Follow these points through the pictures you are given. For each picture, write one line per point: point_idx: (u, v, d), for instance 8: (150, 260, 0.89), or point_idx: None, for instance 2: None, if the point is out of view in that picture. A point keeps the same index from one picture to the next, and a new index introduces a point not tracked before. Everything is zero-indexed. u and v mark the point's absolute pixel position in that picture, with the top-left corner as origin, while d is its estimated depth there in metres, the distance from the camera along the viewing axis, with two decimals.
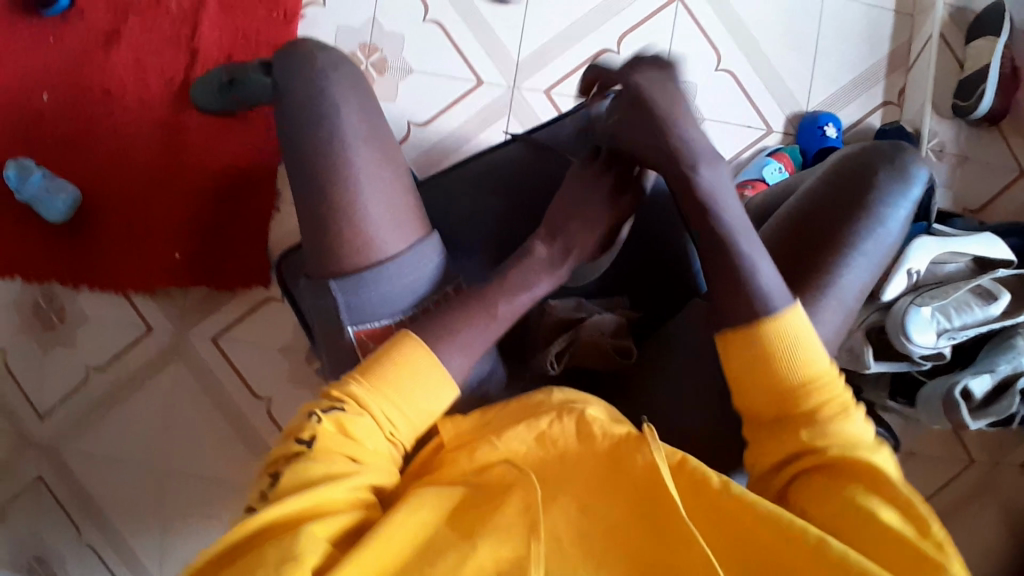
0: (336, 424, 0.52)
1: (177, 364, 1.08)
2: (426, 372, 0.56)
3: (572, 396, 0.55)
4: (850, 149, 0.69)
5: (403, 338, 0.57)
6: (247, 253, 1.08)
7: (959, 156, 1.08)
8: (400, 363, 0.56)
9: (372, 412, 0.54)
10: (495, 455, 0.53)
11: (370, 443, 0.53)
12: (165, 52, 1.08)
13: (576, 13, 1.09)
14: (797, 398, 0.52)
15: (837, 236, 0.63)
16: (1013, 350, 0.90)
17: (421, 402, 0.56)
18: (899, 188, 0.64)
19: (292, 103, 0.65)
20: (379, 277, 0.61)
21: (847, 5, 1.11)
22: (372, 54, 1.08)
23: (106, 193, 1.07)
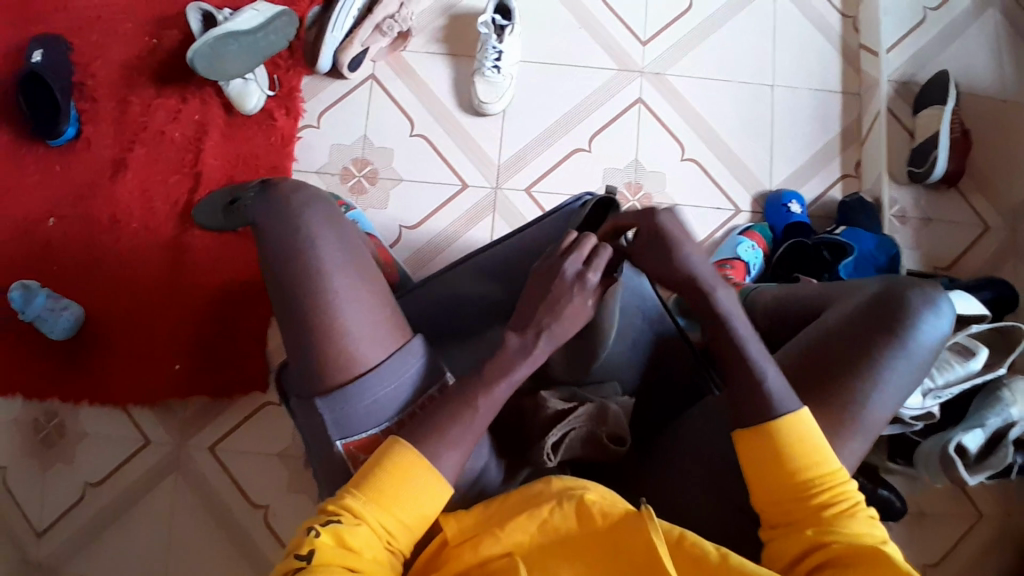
0: (334, 536, 0.55)
1: (177, 476, 1.08)
2: (421, 478, 0.59)
3: (570, 483, 0.60)
4: (884, 281, 0.73)
5: (394, 444, 0.60)
6: (246, 361, 1.10)
7: (922, 219, 1.14)
8: (395, 470, 0.59)
9: (368, 522, 0.57)
10: (499, 546, 0.57)
11: (369, 553, 0.55)
12: (168, 177, 1.15)
13: (550, 115, 1.18)
14: (809, 493, 0.59)
15: (863, 365, 0.67)
16: (1001, 402, 0.92)
17: (417, 508, 0.58)
18: (929, 320, 0.69)
19: (295, 216, 0.69)
20: (364, 391, 0.65)
21: (797, 93, 1.20)
22: (363, 167, 1.16)
23: (109, 312, 1.11)
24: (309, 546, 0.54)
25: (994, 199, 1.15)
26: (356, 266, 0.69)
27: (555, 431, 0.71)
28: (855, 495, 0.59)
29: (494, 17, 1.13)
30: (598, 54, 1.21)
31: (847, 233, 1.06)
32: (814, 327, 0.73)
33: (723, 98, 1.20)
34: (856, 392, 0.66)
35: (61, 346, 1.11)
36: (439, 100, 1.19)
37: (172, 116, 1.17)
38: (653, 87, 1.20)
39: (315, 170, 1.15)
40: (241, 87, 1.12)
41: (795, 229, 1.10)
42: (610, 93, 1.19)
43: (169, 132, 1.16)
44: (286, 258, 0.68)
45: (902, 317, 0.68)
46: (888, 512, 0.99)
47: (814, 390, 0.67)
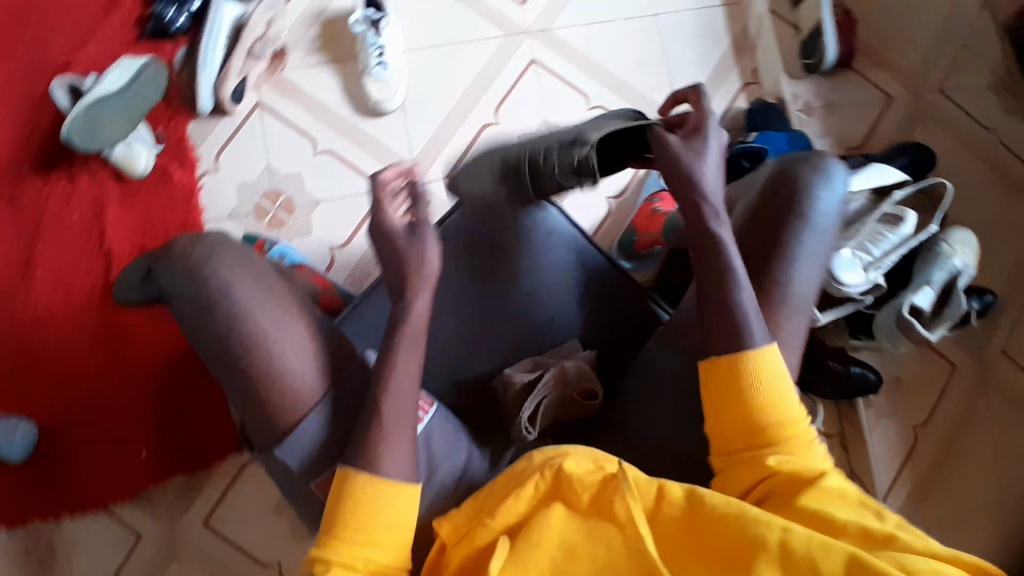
0: None
1: (179, 560, 1.06)
2: (385, 497, 0.57)
3: (550, 453, 0.60)
4: (775, 163, 0.75)
5: (346, 475, 0.58)
6: (215, 425, 1.08)
7: (828, 106, 1.17)
8: (349, 501, 0.57)
9: (337, 562, 0.55)
10: (495, 531, 0.57)
11: None
12: (81, 266, 1.10)
13: (450, 99, 1.16)
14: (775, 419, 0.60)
15: (780, 246, 0.68)
16: (942, 257, 0.96)
17: (383, 527, 0.57)
18: (825, 189, 0.70)
19: (207, 269, 0.66)
20: (319, 425, 0.64)
21: (681, 16, 1.21)
22: (277, 198, 1.13)
23: (61, 418, 1.07)
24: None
25: (889, 69, 1.18)
26: (282, 298, 0.66)
27: (527, 401, 0.70)
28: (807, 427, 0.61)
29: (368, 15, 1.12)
30: (479, 27, 1.19)
31: (760, 138, 1.07)
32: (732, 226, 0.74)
33: (609, 40, 1.20)
34: (778, 277, 0.68)
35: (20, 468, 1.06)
36: (335, 113, 1.16)
37: (66, 202, 1.12)
38: (542, 46, 1.19)
39: (227, 216, 1.12)
40: (126, 150, 1.08)
41: None
42: (501, 63, 1.18)
43: (68, 218, 1.11)
44: (211, 315, 0.65)
45: (801, 191, 0.70)
46: (865, 386, 1.03)
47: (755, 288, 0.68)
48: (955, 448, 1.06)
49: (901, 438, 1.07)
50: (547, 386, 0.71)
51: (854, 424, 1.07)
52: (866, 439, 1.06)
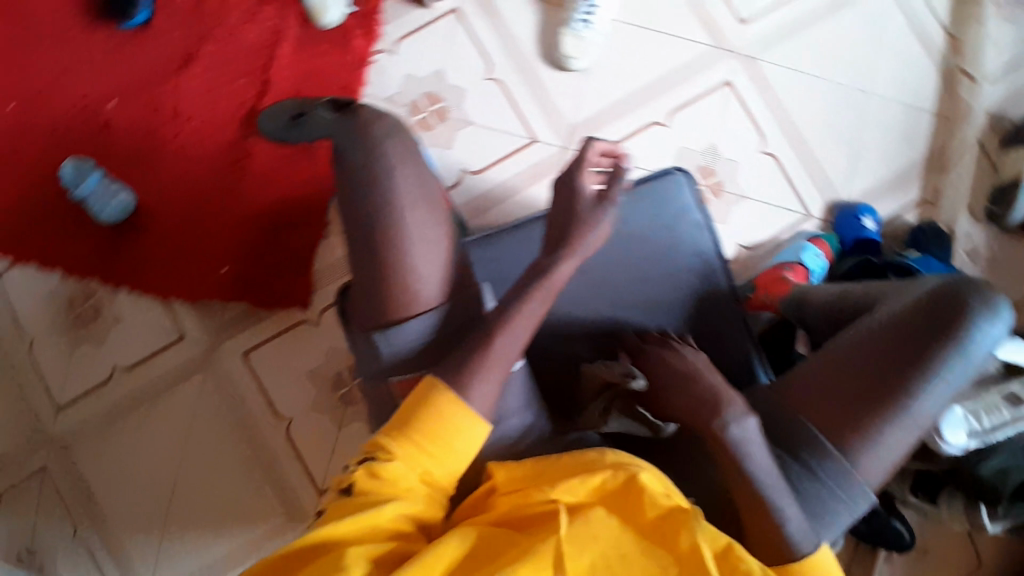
0: (367, 470, 0.60)
1: (200, 378, 1.10)
2: (451, 408, 0.61)
3: (624, 458, 0.63)
4: (932, 278, 0.75)
5: (432, 384, 0.63)
6: (289, 277, 1.10)
7: (991, 259, 1.08)
8: (432, 409, 0.61)
9: (401, 458, 0.60)
10: (551, 494, 0.60)
11: (404, 480, 0.60)
12: (237, 81, 1.13)
13: (638, 80, 1.12)
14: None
15: (921, 362, 0.69)
16: None
17: (455, 452, 0.61)
18: (985, 323, 0.70)
19: (381, 154, 0.74)
20: (420, 329, 0.70)
21: (889, 107, 1.13)
22: (434, 103, 1.13)
23: (160, 203, 1.11)
24: (350, 481, 0.60)
25: None
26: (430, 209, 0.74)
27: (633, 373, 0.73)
28: None
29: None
30: (691, 27, 1.13)
31: (918, 259, 1.00)
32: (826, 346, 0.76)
33: (819, 94, 1.13)
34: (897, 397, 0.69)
35: (115, 165, 1.11)
36: (521, 48, 1.13)
37: (250, 17, 1.14)
38: (746, 73, 1.13)
39: (385, 98, 1.13)
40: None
41: (863, 246, 1.06)
42: (699, 70, 1.12)
43: (244, 34, 1.14)
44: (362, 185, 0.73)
45: (957, 317, 0.70)
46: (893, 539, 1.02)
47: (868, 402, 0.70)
48: None
49: None
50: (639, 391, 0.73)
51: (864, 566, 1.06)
52: None
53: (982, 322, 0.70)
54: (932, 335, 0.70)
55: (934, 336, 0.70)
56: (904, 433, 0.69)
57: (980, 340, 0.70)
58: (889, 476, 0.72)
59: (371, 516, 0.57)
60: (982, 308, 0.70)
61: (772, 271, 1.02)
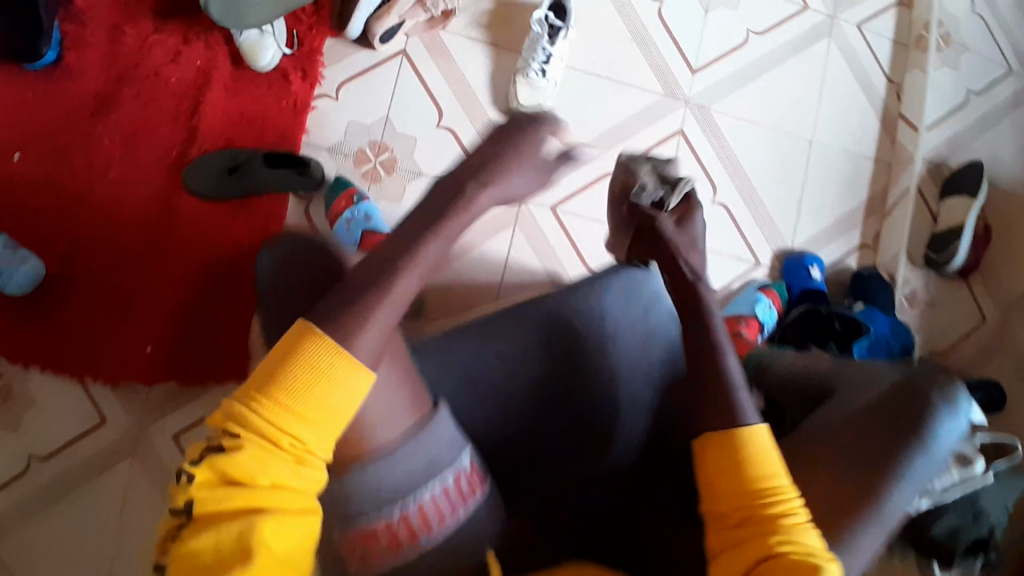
0: (208, 471, 0.44)
1: (131, 461, 1.01)
2: (318, 358, 0.46)
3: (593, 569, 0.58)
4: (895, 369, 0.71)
5: (298, 336, 0.47)
6: (224, 346, 1.01)
7: (928, 302, 1.12)
8: (292, 367, 0.46)
9: (251, 439, 0.44)
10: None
11: (261, 476, 0.44)
12: (160, 129, 1.02)
13: (592, 128, 1.10)
14: (744, 496, 0.51)
15: (889, 455, 0.64)
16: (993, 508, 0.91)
17: (331, 400, 0.46)
18: (949, 416, 0.66)
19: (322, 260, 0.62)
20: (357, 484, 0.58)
21: (833, 154, 1.16)
22: (381, 152, 1.06)
23: (78, 273, 1.00)
24: (185, 494, 0.44)
25: (996, 293, 1.14)
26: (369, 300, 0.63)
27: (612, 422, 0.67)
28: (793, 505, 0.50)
29: (548, 15, 1.04)
30: (644, 75, 1.12)
31: (864, 312, 1.02)
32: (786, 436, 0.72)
33: (768, 143, 1.14)
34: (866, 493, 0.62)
35: (26, 229, 1.00)
36: (472, 93, 1.09)
37: (172, 57, 1.03)
38: (697, 121, 1.13)
39: (327, 147, 1.06)
40: (257, 38, 1.01)
41: (812, 295, 1.07)
42: (651, 120, 1.12)
43: (167, 75, 1.03)
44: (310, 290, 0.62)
45: (923, 410, 0.65)
46: None
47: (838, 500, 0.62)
48: None
49: None
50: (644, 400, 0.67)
51: None
52: None
53: (947, 417, 0.66)
54: (898, 427, 0.65)
55: (899, 433, 0.65)
56: (876, 534, 0.61)
57: (947, 433, 0.65)
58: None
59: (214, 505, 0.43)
60: (946, 400, 0.66)
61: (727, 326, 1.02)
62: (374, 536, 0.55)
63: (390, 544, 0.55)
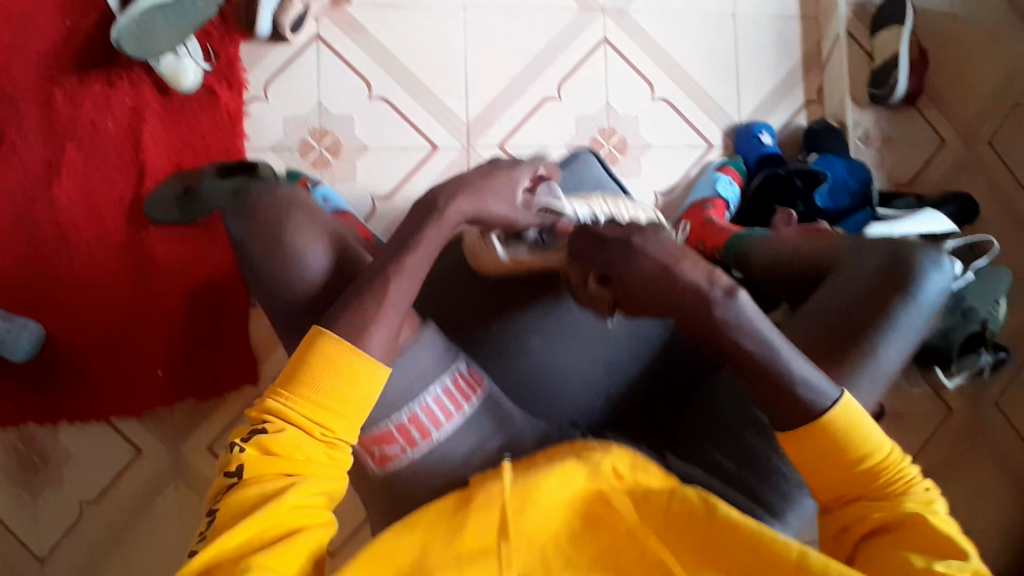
0: (256, 447, 0.55)
1: (176, 485, 1.06)
2: (342, 356, 0.58)
3: (591, 444, 0.64)
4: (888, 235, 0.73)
5: (318, 340, 0.58)
6: (231, 356, 1.06)
7: (883, 138, 1.15)
8: (317, 363, 0.58)
9: (294, 425, 0.56)
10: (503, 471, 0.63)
11: (301, 450, 0.56)
12: (111, 173, 1.04)
13: (520, 61, 1.13)
14: (859, 475, 0.60)
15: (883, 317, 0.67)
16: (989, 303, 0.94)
17: (362, 403, 0.59)
18: (934, 273, 0.69)
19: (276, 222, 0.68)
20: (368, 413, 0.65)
21: (760, 22, 1.18)
22: (323, 138, 1.09)
23: (74, 325, 1.03)
24: (239, 462, 0.55)
25: (949, 113, 1.17)
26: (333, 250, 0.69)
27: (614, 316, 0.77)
28: (911, 473, 0.61)
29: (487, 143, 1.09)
30: None
31: (820, 160, 1.08)
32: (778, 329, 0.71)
33: (689, 31, 1.16)
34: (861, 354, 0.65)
35: (6, 301, 1.02)
36: (395, 58, 1.11)
37: (103, 103, 1.05)
38: (618, 26, 1.15)
39: (271, 147, 1.08)
40: (175, 63, 1.01)
41: (768, 161, 1.13)
42: (574, 36, 1.14)
43: (102, 123, 1.05)
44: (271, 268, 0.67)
45: (913, 272, 0.69)
46: None
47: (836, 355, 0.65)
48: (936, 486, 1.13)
49: None
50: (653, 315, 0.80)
51: None
52: None
53: (931, 270, 0.69)
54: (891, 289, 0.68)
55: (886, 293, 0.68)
56: (869, 386, 0.64)
57: (931, 287, 0.69)
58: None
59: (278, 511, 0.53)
60: (929, 257, 0.70)
61: (695, 212, 1.06)
62: (385, 453, 0.66)
63: (405, 444, 0.66)
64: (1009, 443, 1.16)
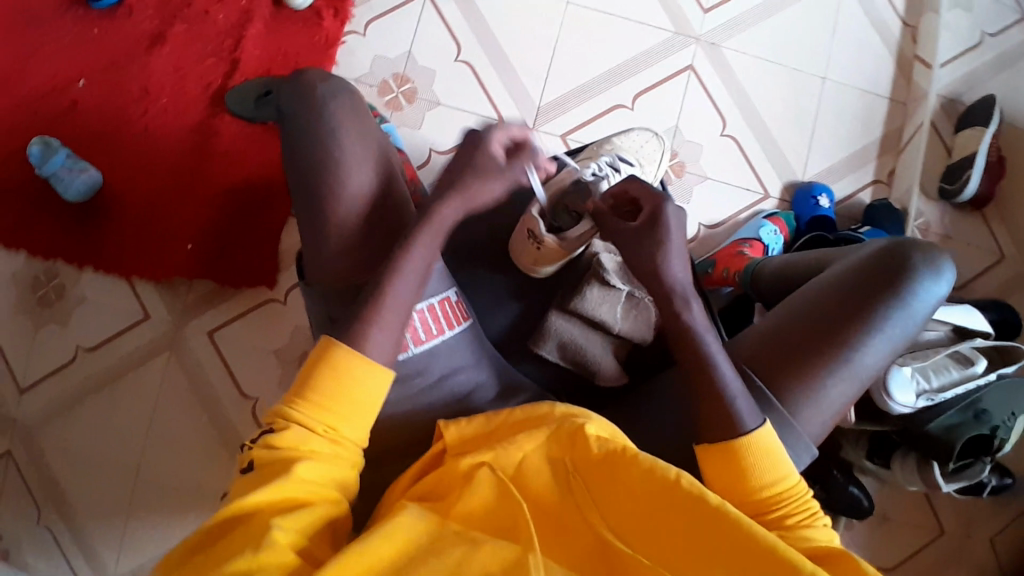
0: (265, 443, 0.56)
1: (167, 357, 1.10)
2: (348, 360, 0.59)
3: (572, 410, 0.64)
4: (883, 241, 0.72)
5: (327, 345, 0.59)
6: (256, 254, 1.11)
7: (943, 235, 1.13)
8: (329, 366, 0.58)
9: (304, 420, 0.57)
10: (486, 456, 0.62)
11: (306, 444, 0.56)
12: (207, 60, 1.14)
13: (604, 64, 1.17)
14: (752, 497, 0.59)
15: (863, 316, 0.66)
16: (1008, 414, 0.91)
17: (368, 399, 0.59)
18: (929, 282, 0.68)
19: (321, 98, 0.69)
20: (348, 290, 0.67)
21: (846, 92, 1.19)
22: (403, 84, 1.14)
23: (130, 183, 1.11)
24: (250, 458, 0.56)
25: (1015, 230, 1.14)
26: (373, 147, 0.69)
27: (620, 283, 0.77)
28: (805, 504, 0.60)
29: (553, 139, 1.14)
30: (655, 15, 1.19)
31: (871, 234, 1.06)
32: (765, 317, 0.72)
33: (775, 82, 1.19)
34: (829, 356, 0.65)
35: (79, 145, 1.10)
36: (491, 31, 1.17)
37: None
38: (706, 58, 1.18)
39: (354, 78, 1.14)
40: None
41: (819, 222, 1.11)
42: (662, 56, 1.18)
43: (214, 14, 1.15)
44: (305, 139, 0.69)
45: (905, 274, 0.67)
46: (855, 509, 1.04)
47: (803, 348, 0.66)
48: None
49: None
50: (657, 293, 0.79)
51: None
52: None
53: (927, 280, 0.68)
54: (879, 290, 0.67)
55: (875, 293, 0.67)
56: (842, 386, 0.65)
57: (923, 295, 0.68)
58: (824, 433, 0.68)
59: (284, 487, 0.53)
60: (925, 263, 0.68)
61: (731, 248, 1.04)
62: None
63: None
64: None
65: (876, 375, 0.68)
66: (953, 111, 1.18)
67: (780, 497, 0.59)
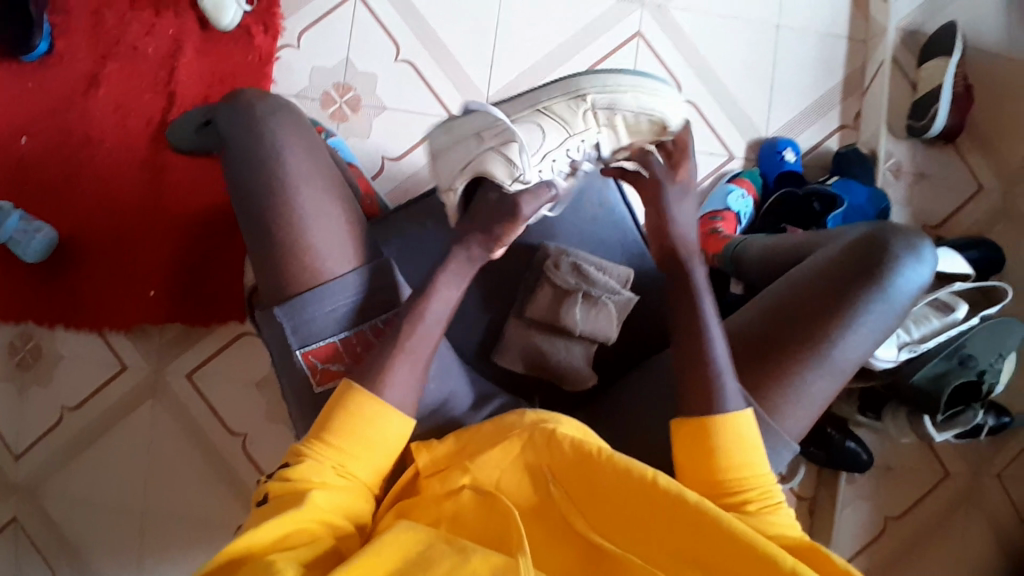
0: (283, 476, 0.56)
1: (153, 403, 1.09)
2: (373, 412, 0.59)
3: (543, 415, 0.59)
4: (863, 228, 0.70)
5: (348, 388, 0.60)
6: (223, 289, 1.09)
7: (917, 174, 1.10)
8: (352, 412, 0.59)
9: (318, 458, 0.57)
10: (464, 478, 0.57)
11: (320, 478, 0.56)
12: (144, 96, 1.10)
13: (549, 43, 1.13)
14: (716, 483, 0.58)
15: (843, 307, 0.64)
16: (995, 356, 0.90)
17: (379, 456, 0.59)
18: (911, 266, 0.66)
19: (263, 122, 0.68)
20: (336, 299, 0.66)
21: (803, 38, 1.15)
22: (346, 93, 1.11)
23: (86, 234, 1.09)
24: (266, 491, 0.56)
25: (990, 157, 1.11)
26: (326, 182, 0.68)
27: (574, 283, 0.76)
28: (769, 490, 0.58)
29: None
30: None
31: (839, 184, 1.03)
32: (745, 306, 0.70)
33: (729, 37, 1.14)
34: (809, 349, 0.63)
35: (29, 202, 1.08)
36: (427, 24, 1.13)
37: (147, 30, 1.12)
38: (655, 21, 1.14)
39: (294, 94, 1.11)
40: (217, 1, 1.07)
41: (788, 177, 1.08)
42: (610, 24, 1.14)
43: (144, 47, 1.11)
44: (237, 188, 0.67)
45: (885, 261, 0.65)
46: (853, 464, 1.03)
47: (784, 335, 0.64)
48: (919, 546, 1.06)
49: (870, 521, 1.07)
50: (620, 287, 0.77)
51: (830, 491, 1.08)
52: (837, 509, 1.06)
53: (906, 264, 0.66)
54: (859, 280, 0.65)
55: (855, 283, 0.65)
56: (821, 380, 0.64)
57: (906, 279, 0.66)
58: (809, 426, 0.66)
59: (299, 512, 0.52)
60: (907, 247, 0.66)
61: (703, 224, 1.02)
62: (330, 368, 0.67)
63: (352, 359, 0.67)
64: (1006, 515, 1.08)
65: (859, 363, 0.66)
66: (913, 43, 1.14)
67: (740, 487, 0.57)
